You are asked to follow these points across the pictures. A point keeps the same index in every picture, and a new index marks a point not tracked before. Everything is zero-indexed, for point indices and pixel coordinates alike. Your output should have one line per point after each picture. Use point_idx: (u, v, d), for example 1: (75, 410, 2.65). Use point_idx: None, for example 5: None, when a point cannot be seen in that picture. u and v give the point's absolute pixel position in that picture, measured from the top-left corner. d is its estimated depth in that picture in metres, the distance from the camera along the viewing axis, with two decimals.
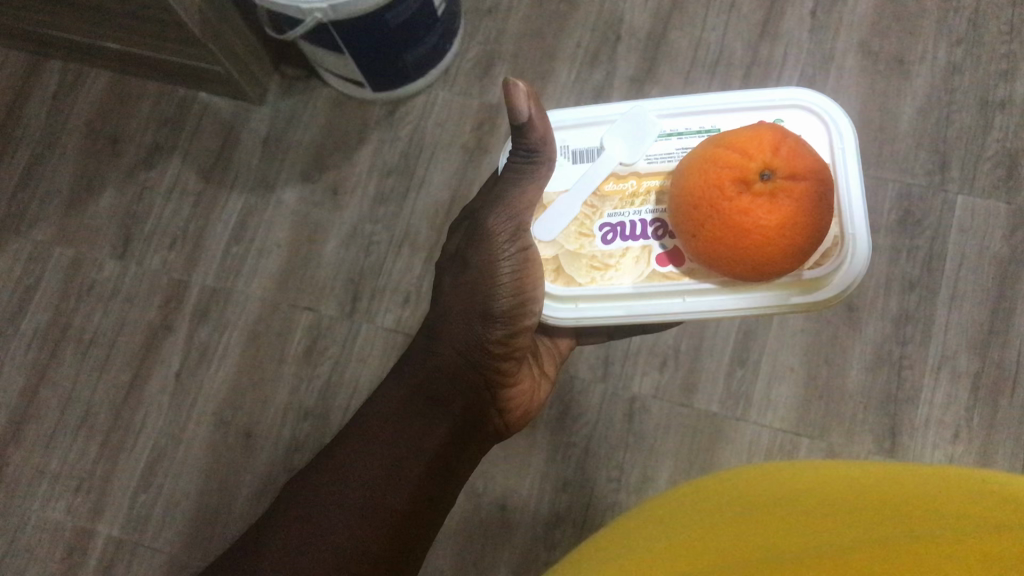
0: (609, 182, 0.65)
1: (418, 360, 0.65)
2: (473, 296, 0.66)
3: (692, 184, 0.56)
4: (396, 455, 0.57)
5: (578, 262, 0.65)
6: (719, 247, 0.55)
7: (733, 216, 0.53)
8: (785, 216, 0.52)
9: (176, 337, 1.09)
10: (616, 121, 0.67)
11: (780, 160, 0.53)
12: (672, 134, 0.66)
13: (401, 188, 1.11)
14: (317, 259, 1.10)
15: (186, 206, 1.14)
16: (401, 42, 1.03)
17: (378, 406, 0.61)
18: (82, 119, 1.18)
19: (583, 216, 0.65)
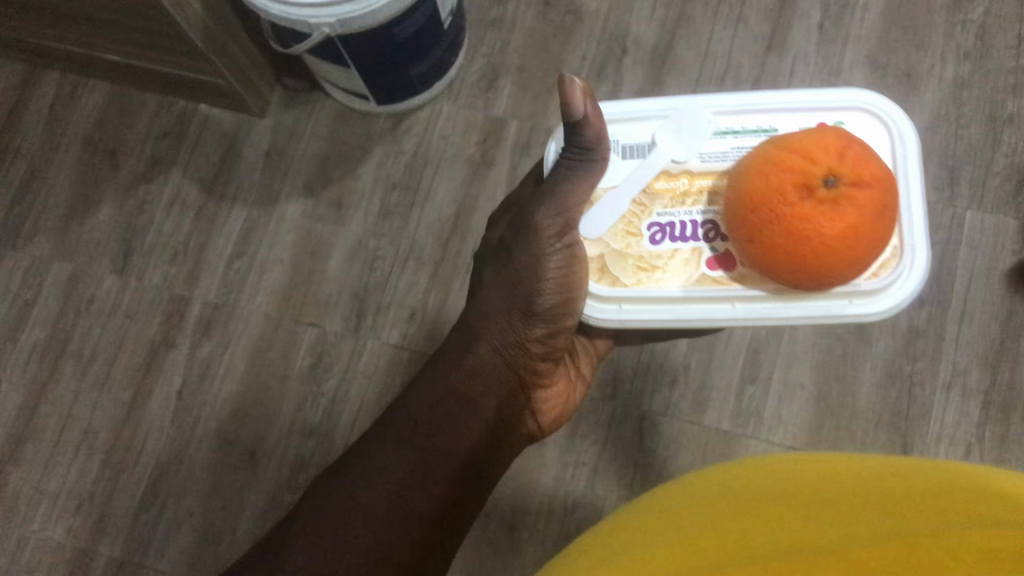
0: (659, 180, 0.64)
1: (456, 359, 0.67)
2: (517, 295, 0.69)
3: (751, 189, 0.55)
4: (424, 464, 0.59)
5: (624, 262, 0.64)
6: (778, 254, 0.54)
7: (794, 222, 0.52)
8: (850, 225, 0.51)
9: (178, 354, 1.07)
10: (670, 117, 0.65)
11: (846, 165, 0.51)
12: (728, 133, 0.64)
13: (406, 202, 1.10)
14: (321, 274, 1.08)
15: (187, 220, 1.12)
16: (407, 55, 1.02)
17: (417, 405, 0.63)
18: (80, 131, 1.17)
19: (631, 214, 0.64)
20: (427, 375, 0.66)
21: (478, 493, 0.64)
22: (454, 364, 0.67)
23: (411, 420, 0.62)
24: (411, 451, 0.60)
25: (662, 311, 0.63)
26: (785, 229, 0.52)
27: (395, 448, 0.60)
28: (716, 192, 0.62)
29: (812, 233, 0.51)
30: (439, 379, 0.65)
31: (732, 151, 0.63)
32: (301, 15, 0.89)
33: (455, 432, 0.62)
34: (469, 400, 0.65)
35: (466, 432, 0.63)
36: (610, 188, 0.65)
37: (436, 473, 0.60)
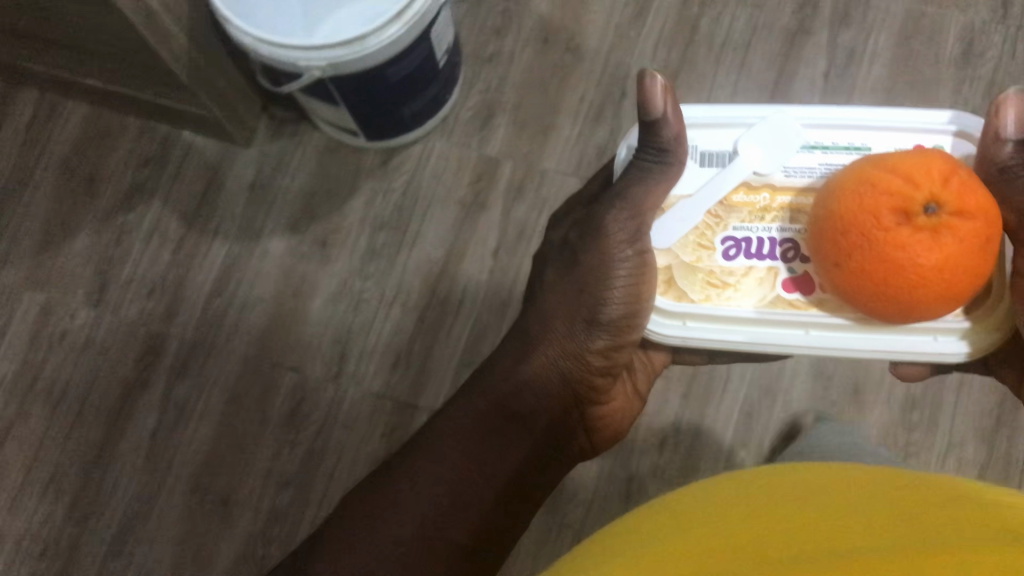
0: (738, 193, 0.65)
1: (511, 368, 0.69)
2: (582, 299, 0.69)
3: (841, 209, 0.55)
4: (458, 493, 0.62)
5: (694, 275, 0.65)
6: (864, 280, 0.54)
7: (888, 248, 0.52)
8: (946, 256, 0.51)
9: (152, 395, 1.04)
10: (757, 127, 0.66)
11: (948, 195, 0.51)
12: (816, 147, 0.65)
13: (393, 243, 1.07)
14: (304, 316, 1.05)
15: (165, 254, 1.08)
16: (400, 94, 0.99)
17: (464, 421, 0.66)
18: (57, 154, 1.12)
19: (704, 226, 0.65)
20: (481, 382, 0.69)
21: (515, 513, 0.66)
22: (507, 375, 0.68)
23: (456, 435, 0.65)
24: (448, 471, 0.62)
25: (726, 326, 0.64)
26: (875, 255, 0.52)
27: (434, 469, 0.62)
28: (798, 211, 0.64)
29: (906, 261, 0.51)
30: (488, 394, 0.67)
31: (817, 167, 0.64)
32: (292, 57, 0.86)
33: (497, 456, 0.64)
34: (516, 422, 0.67)
35: (506, 455, 0.65)
36: (688, 196, 0.66)
37: (475, 495, 0.63)
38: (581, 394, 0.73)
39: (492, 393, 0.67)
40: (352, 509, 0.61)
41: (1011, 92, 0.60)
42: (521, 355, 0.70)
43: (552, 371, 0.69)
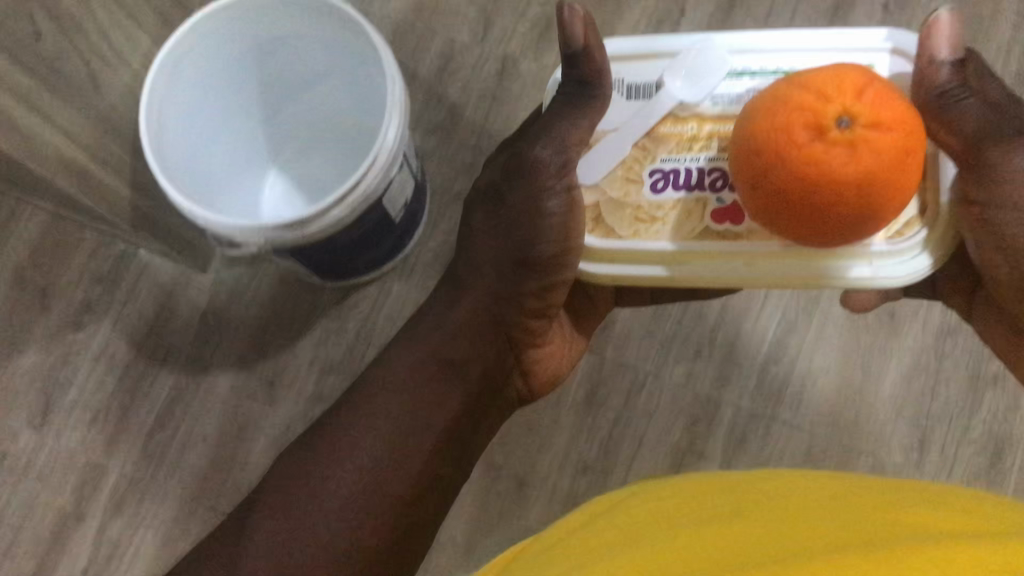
0: (666, 127, 0.75)
1: (438, 328, 0.78)
2: (517, 241, 0.76)
3: (760, 126, 0.61)
4: (402, 432, 0.71)
5: (623, 212, 0.75)
6: (786, 192, 0.60)
7: (804, 160, 0.58)
8: (863, 167, 0.57)
9: (87, 529, 1.03)
10: (683, 56, 0.76)
11: (860, 106, 0.57)
12: (744, 74, 0.75)
13: (340, 389, 1.05)
14: (245, 458, 1.04)
15: (112, 379, 1.06)
16: (352, 249, 0.95)
17: (407, 370, 0.75)
18: (9, 262, 1.07)
19: (632, 159, 0.75)
20: (413, 337, 0.79)
21: (460, 455, 0.76)
22: (431, 343, 0.77)
23: (400, 386, 0.74)
24: (392, 426, 0.71)
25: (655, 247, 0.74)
26: (794, 167, 0.58)
27: (383, 419, 0.72)
28: (723, 138, 0.74)
29: (819, 173, 0.57)
30: (432, 347, 0.77)
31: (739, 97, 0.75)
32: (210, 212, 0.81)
33: (430, 406, 0.73)
34: (447, 374, 0.76)
35: (440, 403, 0.74)
36: (615, 133, 0.76)
37: (416, 436, 0.72)
38: (518, 329, 0.81)
39: (426, 346, 0.77)
40: (309, 454, 0.70)
41: (945, 12, 0.66)
42: (442, 315, 0.79)
43: (473, 327, 0.79)
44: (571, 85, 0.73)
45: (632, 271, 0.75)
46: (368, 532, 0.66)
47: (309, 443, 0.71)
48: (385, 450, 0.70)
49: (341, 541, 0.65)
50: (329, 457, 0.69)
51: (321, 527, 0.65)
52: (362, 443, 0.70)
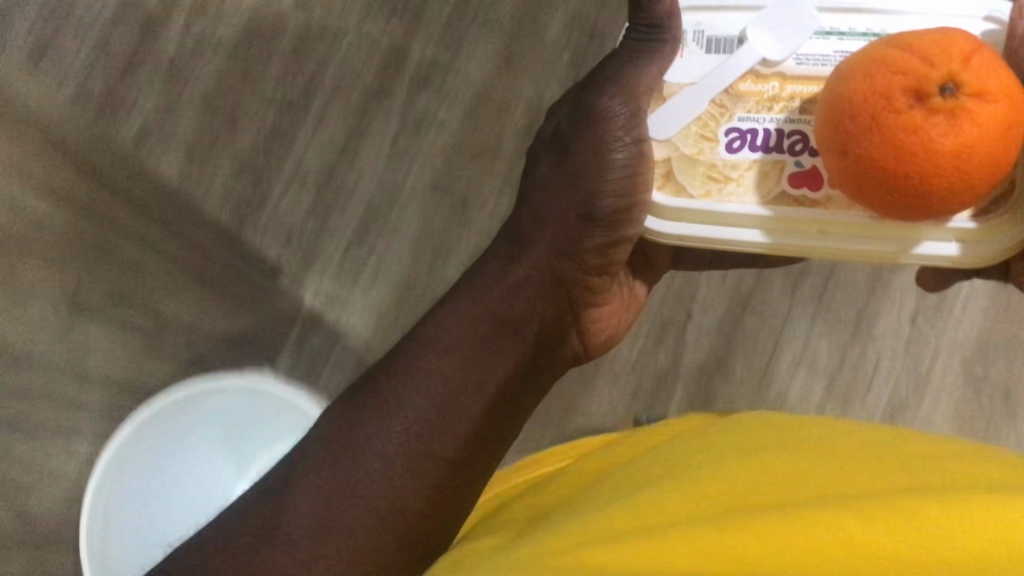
0: (744, 88, 0.69)
1: (487, 290, 0.71)
2: (575, 198, 0.70)
3: (854, 93, 0.55)
4: (439, 421, 0.66)
5: (694, 174, 0.69)
6: (870, 169, 0.54)
7: (895, 133, 0.52)
8: (962, 142, 0.51)
9: None
10: (767, 12, 0.69)
11: (968, 74, 0.51)
12: (832, 33, 0.68)
13: None
14: None
15: None
16: None
17: (457, 337, 0.69)
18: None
19: (708, 117, 0.70)
20: (470, 288, 0.72)
21: (502, 428, 0.69)
22: (489, 297, 0.71)
23: (450, 352, 0.68)
24: (446, 386, 0.67)
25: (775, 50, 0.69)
26: (891, 138, 0.52)
27: (432, 390, 0.67)
28: (809, 100, 0.67)
29: (918, 144, 0.51)
30: (481, 309, 0.71)
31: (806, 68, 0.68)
32: None
33: (483, 366, 0.68)
34: (503, 325, 0.70)
35: (488, 373, 0.68)
36: (688, 89, 0.70)
37: (461, 417, 0.66)
38: (577, 297, 0.74)
39: (476, 308, 0.71)
40: (342, 436, 0.66)
41: None
42: (491, 288, 0.72)
43: (530, 290, 0.71)
44: (637, 27, 0.72)
45: (706, 232, 0.69)
46: (405, 505, 0.64)
47: (343, 425, 0.67)
48: (430, 418, 0.66)
49: (384, 515, 0.63)
50: (368, 434, 0.65)
51: (375, 498, 0.63)
52: (405, 419, 0.66)
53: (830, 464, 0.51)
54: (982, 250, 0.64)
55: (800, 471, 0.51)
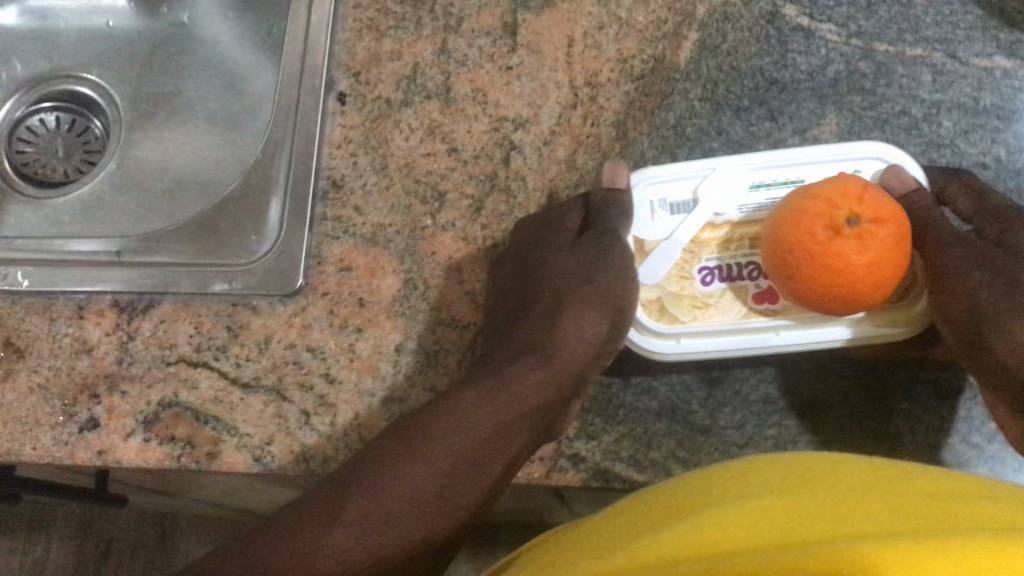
0: (703, 230, 0.36)
1: (497, 382, 0.33)
2: (605, 292, 0.35)
3: (778, 237, 0.31)
4: (414, 512, 0.30)
5: (678, 300, 0.36)
6: (823, 300, 0.31)
7: (829, 262, 0.29)
8: (881, 263, 0.29)
9: None
10: (728, 165, 0.36)
11: (876, 207, 0.30)
12: (764, 185, 0.36)
13: None
14: None
15: None
16: None
17: (440, 420, 0.32)
18: None
19: (688, 259, 0.36)
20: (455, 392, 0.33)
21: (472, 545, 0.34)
22: (512, 383, 0.33)
23: (456, 420, 0.32)
24: (448, 458, 0.31)
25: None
26: (816, 270, 0.30)
27: (424, 461, 0.31)
28: None
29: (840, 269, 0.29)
30: (492, 394, 0.33)
31: (742, 368, 0.36)
32: None
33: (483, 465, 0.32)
34: (531, 416, 0.33)
35: (511, 459, 0.33)
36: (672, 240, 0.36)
37: (473, 485, 0.32)
38: None
39: (493, 404, 0.32)
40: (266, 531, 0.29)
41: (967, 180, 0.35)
42: (510, 360, 0.34)
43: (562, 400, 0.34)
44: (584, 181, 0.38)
45: (716, 351, 0.35)
46: None
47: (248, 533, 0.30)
48: (420, 509, 0.30)
49: None
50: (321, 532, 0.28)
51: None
52: (388, 511, 0.30)
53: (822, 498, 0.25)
54: (908, 324, 0.34)
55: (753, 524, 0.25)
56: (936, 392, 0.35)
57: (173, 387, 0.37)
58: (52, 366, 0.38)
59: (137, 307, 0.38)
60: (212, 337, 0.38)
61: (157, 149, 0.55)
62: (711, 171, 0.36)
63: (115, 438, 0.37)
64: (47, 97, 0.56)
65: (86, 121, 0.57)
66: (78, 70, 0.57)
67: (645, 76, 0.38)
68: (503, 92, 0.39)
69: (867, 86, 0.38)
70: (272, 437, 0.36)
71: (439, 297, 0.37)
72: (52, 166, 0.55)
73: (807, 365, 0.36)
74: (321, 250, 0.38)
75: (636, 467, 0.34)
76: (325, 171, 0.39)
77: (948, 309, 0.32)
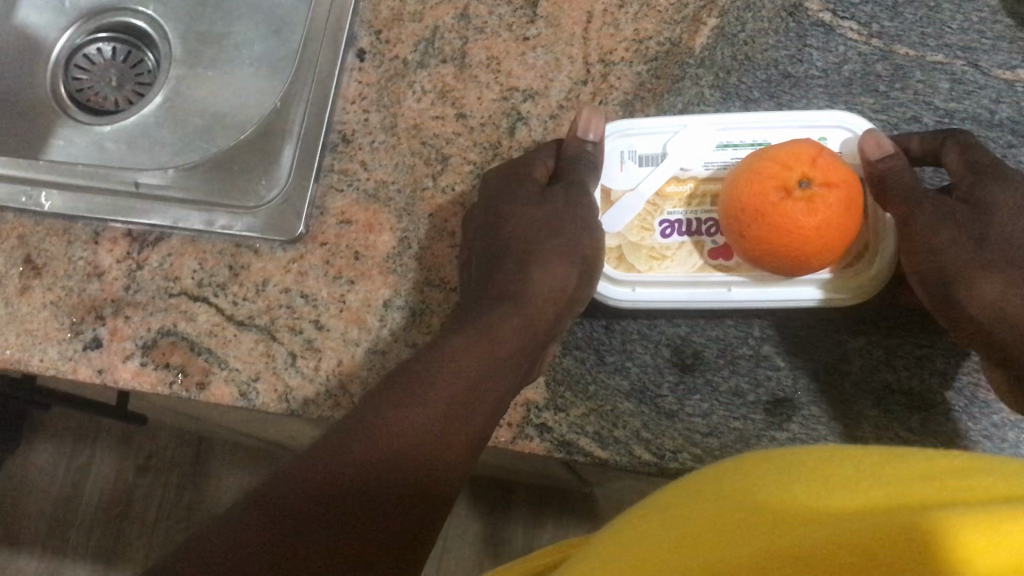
0: (668, 184, 0.35)
1: (478, 327, 0.32)
2: (573, 241, 0.35)
3: (734, 201, 0.31)
4: (420, 448, 0.28)
5: (637, 250, 0.35)
6: (773, 260, 0.31)
7: (787, 223, 0.30)
8: (834, 223, 0.30)
9: None
10: (699, 122, 0.35)
11: (829, 167, 0.30)
12: (732, 145, 0.35)
13: None
14: None
15: None
16: None
17: (425, 365, 0.31)
18: None
19: (651, 210, 0.35)
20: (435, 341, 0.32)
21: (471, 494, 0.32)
22: (490, 325, 0.32)
23: (441, 361, 0.31)
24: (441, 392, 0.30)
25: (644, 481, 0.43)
26: (765, 229, 0.30)
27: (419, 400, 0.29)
28: None
29: (796, 227, 0.30)
30: (471, 336, 0.32)
31: (716, 358, 0.35)
32: None
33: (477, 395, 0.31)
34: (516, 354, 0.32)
35: (497, 400, 0.31)
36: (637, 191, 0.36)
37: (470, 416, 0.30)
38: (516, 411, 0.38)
39: (474, 344, 0.32)
40: (278, 486, 0.26)
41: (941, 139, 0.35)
42: (485, 308, 0.33)
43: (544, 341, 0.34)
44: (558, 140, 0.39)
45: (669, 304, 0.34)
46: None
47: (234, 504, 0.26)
48: (426, 446, 0.28)
49: None
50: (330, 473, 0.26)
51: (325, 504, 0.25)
52: (395, 447, 0.28)
53: (799, 485, 0.23)
54: (865, 288, 0.33)
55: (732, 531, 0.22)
56: (911, 402, 0.34)
57: (173, 318, 0.39)
58: (65, 287, 0.40)
59: (148, 239, 0.40)
60: (214, 274, 0.39)
61: (202, 88, 0.56)
62: (682, 127, 0.35)
63: (115, 359, 0.39)
64: (105, 29, 0.59)
65: (140, 54, 0.59)
66: (134, 4, 0.59)
67: (660, 58, 0.38)
68: (517, 62, 0.40)
69: (882, 88, 0.37)
70: (260, 374, 0.38)
71: (431, 259, 0.38)
72: (103, 95, 0.58)
73: (781, 362, 0.35)
74: (325, 201, 0.40)
75: (598, 442, 0.34)
76: (337, 124, 0.40)
77: (925, 272, 0.33)
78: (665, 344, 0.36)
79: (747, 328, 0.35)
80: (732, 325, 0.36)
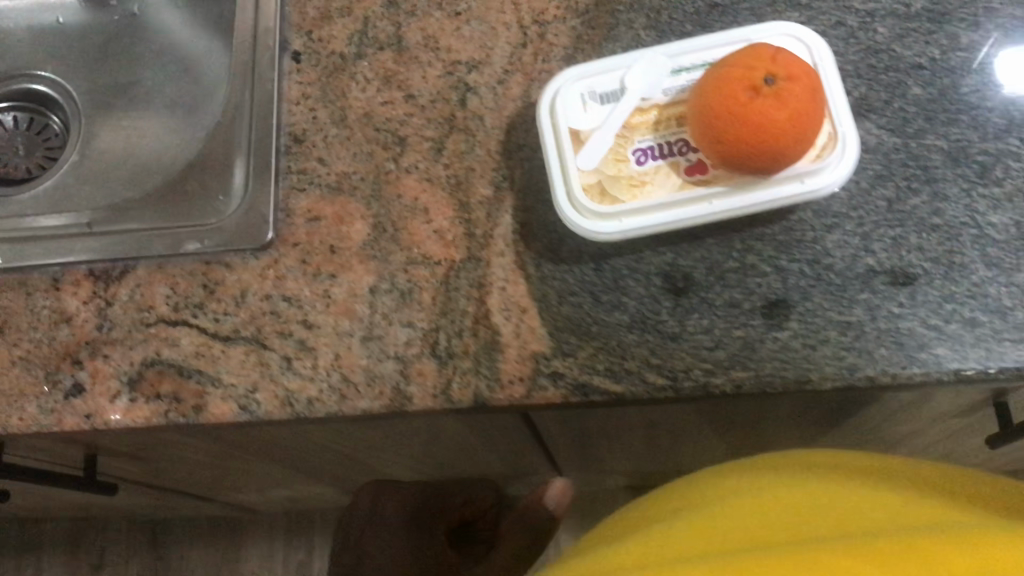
0: (633, 115, 0.36)
1: None
2: None
3: (706, 106, 0.32)
4: None
5: (617, 183, 0.35)
6: (752, 158, 0.32)
7: (759, 119, 0.31)
8: (802, 112, 0.31)
9: None
10: (648, 56, 0.37)
11: (790, 62, 0.32)
12: (684, 70, 0.36)
13: None
14: None
15: None
16: None
17: None
18: None
19: (621, 143, 0.36)
20: None
21: None
22: None
23: None
24: None
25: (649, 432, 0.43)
26: (741, 126, 0.31)
27: None
28: None
29: (767, 121, 0.31)
30: None
31: (706, 276, 0.36)
32: None
33: None
34: None
35: None
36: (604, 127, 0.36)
37: None
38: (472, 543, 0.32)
39: None
40: None
41: None
42: None
43: None
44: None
45: (658, 227, 0.35)
46: None
47: None
48: None
49: None
50: None
51: None
52: None
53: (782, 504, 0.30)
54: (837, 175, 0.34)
55: (744, 537, 0.29)
56: (896, 279, 0.35)
57: (154, 347, 0.38)
58: (34, 339, 0.38)
59: (112, 274, 0.39)
60: (188, 296, 0.38)
61: (121, 139, 0.55)
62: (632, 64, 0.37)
63: (102, 401, 0.37)
64: (5, 99, 0.57)
65: (45, 119, 0.57)
66: (32, 69, 0.57)
67: (591, 10, 0.40)
68: (454, 38, 0.41)
69: (803, 2, 0.40)
70: (257, 385, 0.37)
71: (408, 238, 0.38)
72: (13, 165, 0.56)
73: (767, 269, 0.36)
74: (289, 203, 0.39)
75: (612, 378, 0.35)
76: (286, 127, 0.41)
77: None
78: (656, 273, 0.36)
79: (728, 243, 0.37)
80: (714, 244, 0.37)
